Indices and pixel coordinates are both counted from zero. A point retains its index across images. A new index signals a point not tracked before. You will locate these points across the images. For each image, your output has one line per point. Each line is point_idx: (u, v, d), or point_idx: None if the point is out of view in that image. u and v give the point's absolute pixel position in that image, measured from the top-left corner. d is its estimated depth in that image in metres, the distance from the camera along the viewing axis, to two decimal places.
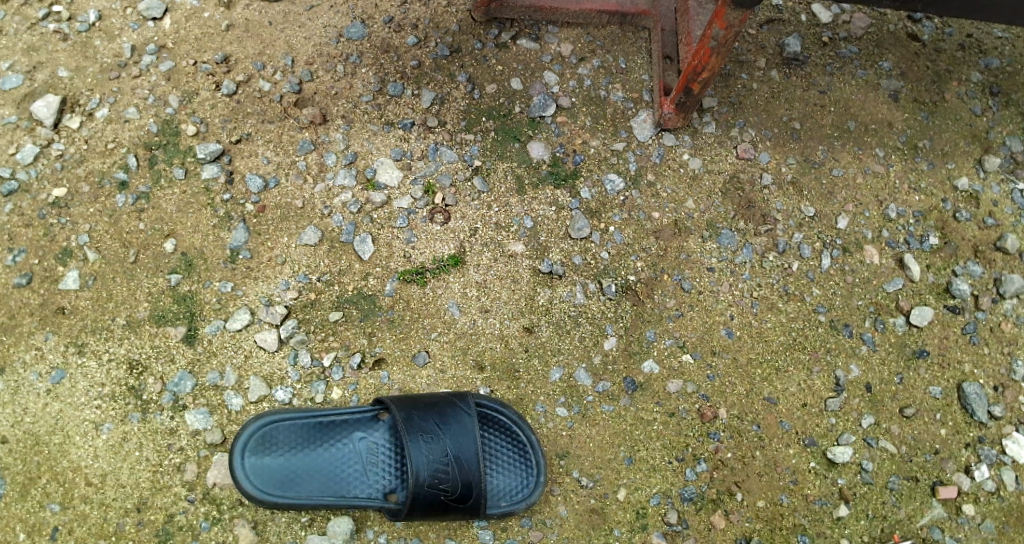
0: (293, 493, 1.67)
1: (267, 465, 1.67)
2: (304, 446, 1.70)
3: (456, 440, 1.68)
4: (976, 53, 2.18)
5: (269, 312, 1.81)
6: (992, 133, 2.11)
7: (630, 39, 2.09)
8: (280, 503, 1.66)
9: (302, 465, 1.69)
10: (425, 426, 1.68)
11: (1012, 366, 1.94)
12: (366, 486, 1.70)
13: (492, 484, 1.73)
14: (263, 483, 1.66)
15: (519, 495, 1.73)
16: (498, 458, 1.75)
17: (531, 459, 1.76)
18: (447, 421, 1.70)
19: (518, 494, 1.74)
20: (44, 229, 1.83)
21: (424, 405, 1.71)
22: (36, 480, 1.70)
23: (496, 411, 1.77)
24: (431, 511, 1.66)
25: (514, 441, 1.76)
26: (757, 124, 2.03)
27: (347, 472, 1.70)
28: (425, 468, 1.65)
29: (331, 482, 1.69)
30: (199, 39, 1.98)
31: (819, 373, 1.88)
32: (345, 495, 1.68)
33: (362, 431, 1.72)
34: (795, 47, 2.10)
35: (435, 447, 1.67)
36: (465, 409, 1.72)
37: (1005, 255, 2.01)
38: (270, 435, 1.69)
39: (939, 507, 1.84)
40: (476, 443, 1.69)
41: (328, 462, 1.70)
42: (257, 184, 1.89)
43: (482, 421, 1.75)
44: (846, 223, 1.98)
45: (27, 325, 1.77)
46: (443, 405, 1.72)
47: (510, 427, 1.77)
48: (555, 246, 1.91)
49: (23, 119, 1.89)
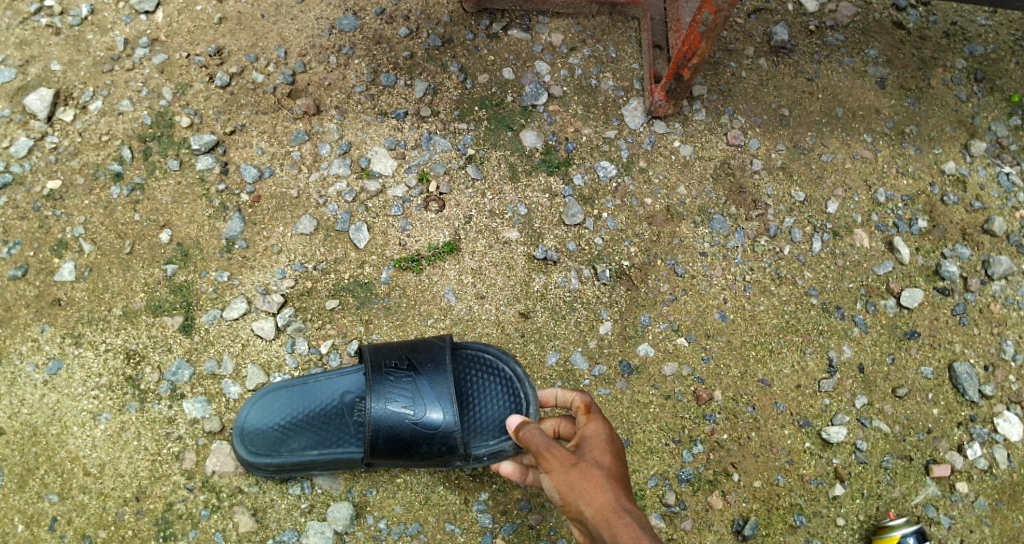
0: (283, 452, 1.66)
1: (259, 429, 1.68)
2: (296, 407, 1.69)
3: (429, 375, 1.62)
4: (960, 40, 2.21)
5: (266, 301, 1.82)
6: (977, 118, 2.15)
7: (620, 28, 2.11)
8: (273, 464, 1.66)
9: (293, 424, 1.67)
10: (391, 359, 1.64)
11: (1002, 346, 1.97)
12: (356, 439, 1.67)
13: (480, 422, 1.65)
14: (255, 446, 1.66)
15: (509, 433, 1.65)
16: (486, 399, 1.66)
17: (520, 393, 1.65)
18: (420, 357, 1.65)
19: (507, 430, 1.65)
20: (39, 221, 1.83)
21: (398, 345, 1.67)
22: (34, 471, 1.69)
23: (481, 350, 1.70)
24: (402, 447, 1.61)
25: (502, 380, 1.67)
26: (747, 111, 2.06)
27: (333, 426, 1.67)
28: (386, 399, 1.60)
29: (324, 437, 1.67)
30: (191, 31, 1.99)
31: (812, 354, 1.90)
32: (332, 449, 1.66)
33: (349, 384, 1.69)
34: (783, 35, 2.13)
35: (401, 379, 1.62)
36: (440, 342, 1.67)
37: (993, 237, 2.04)
38: (264, 401, 1.69)
39: (933, 485, 1.86)
40: (448, 374, 1.63)
41: (317, 418, 1.68)
42: (252, 173, 1.89)
43: (466, 360, 1.69)
44: (836, 207, 2.01)
45: (23, 317, 1.77)
46: (420, 344, 1.67)
47: (496, 365, 1.68)
48: (549, 232, 1.92)
49: (16, 112, 1.89)
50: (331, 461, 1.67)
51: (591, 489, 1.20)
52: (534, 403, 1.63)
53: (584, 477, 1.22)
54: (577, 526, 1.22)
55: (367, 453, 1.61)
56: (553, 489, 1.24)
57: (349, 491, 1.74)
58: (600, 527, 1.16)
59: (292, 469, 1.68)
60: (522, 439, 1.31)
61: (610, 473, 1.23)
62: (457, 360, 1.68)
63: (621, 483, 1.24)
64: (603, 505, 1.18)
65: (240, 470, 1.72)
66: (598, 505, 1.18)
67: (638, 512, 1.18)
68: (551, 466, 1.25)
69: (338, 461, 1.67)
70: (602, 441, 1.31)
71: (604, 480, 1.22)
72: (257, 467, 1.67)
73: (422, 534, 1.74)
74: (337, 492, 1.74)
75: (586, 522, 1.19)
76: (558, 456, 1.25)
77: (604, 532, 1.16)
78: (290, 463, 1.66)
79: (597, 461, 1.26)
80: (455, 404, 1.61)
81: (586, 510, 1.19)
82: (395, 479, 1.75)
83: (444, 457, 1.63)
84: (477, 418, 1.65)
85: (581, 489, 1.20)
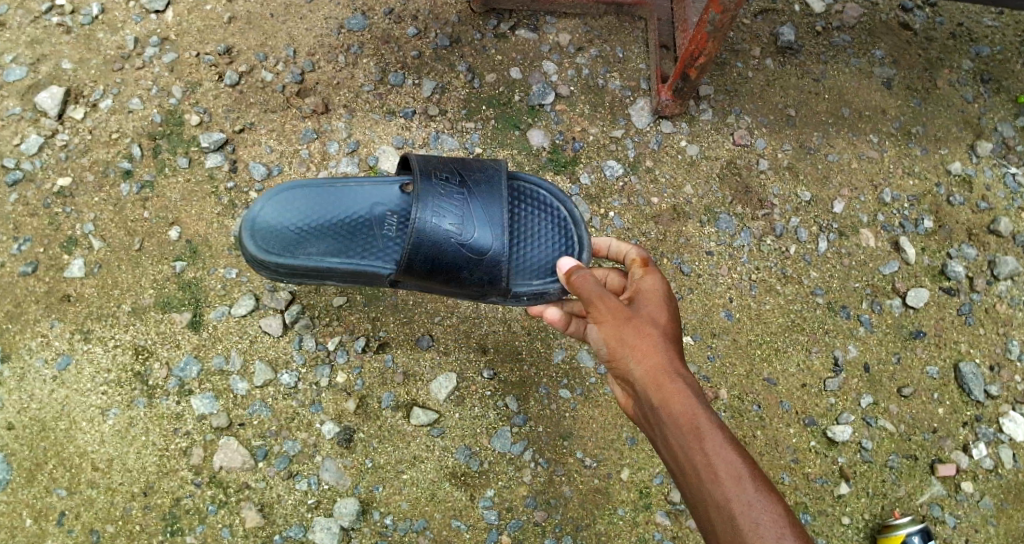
0: (298, 256, 1.48)
1: (273, 226, 1.49)
2: (317, 211, 1.50)
3: (483, 199, 1.49)
4: (967, 42, 2.21)
5: (273, 297, 1.82)
6: (983, 119, 2.15)
7: (627, 29, 2.12)
8: (286, 266, 1.48)
9: (315, 225, 1.49)
10: (441, 172, 1.49)
11: (1007, 346, 1.97)
12: (385, 253, 1.49)
13: (527, 260, 1.52)
14: (266, 243, 1.48)
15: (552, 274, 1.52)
16: (537, 234, 1.54)
17: (572, 234, 1.54)
18: (474, 179, 1.51)
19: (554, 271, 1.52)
20: (49, 218, 1.84)
21: (448, 160, 1.53)
22: (43, 466, 1.71)
23: (534, 187, 1.57)
24: (441, 269, 1.47)
25: (555, 219, 1.55)
26: (753, 111, 2.06)
27: (361, 239, 1.50)
28: (435, 213, 1.45)
29: (347, 241, 1.49)
30: (201, 30, 2.00)
31: (818, 354, 1.90)
32: (356, 259, 1.49)
33: (382, 198, 1.51)
34: (789, 36, 2.14)
35: (451, 196, 1.47)
36: (495, 166, 1.54)
37: (999, 238, 2.04)
38: (282, 197, 1.50)
39: (938, 485, 1.86)
40: (502, 202, 1.50)
41: (341, 226, 1.49)
42: (261, 171, 1.91)
43: (519, 196, 1.55)
44: (842, 207, 2.02)
45: (32, 313, 1.78)
46: (472, 164, 1.54)
47: (550, 203, 1.56)
48: None
49: (28, 110, 1.91)
50: (353, 274, 1.51)
51: (643, 347, 1.25)
52: (587, 247, 1.53)
53: (637, 333, 1.27)
54: (623, 381, 1.29)
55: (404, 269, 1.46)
56: (603, 340, 1.30)
57: (355, 486, 1.75)
58: (648, 390, 1.23)
59: (307, 275, 1.50)
60: (575, 285, 1.35)
61: (665, 332, 1.28)
62: (510, 191, 1.55)
63: (674, 339, 1.29)
64: (654, 367, 1.23)
65: (248, 465, 1.73)
66: (649, 365, 1.24)
67: (688, 376, 1.24)
68: (603, 318, 1.29)
69: (361, 274, 1.50)
70: (656, 296, 1.35)
71: (656, 337, 1.27)
72: (266, 266, 1.49)
73: (428, 530, 1.75)
74: (343, 487, 1.75)
75: (634, 381, 1.25)
76: (612, 307, 1.29)
77: (653, 395, 1.22)
78: (306, 267, 1.48)
79: (651, 317, 1.30)
80: (507, 231, 1.48)
81: (635, 369, 1.25)
82: (401, 475, 1.76)
83: (483, 290, 1.50)
84: (525, 254, 1.52)
85: (633, 346, 1.26)
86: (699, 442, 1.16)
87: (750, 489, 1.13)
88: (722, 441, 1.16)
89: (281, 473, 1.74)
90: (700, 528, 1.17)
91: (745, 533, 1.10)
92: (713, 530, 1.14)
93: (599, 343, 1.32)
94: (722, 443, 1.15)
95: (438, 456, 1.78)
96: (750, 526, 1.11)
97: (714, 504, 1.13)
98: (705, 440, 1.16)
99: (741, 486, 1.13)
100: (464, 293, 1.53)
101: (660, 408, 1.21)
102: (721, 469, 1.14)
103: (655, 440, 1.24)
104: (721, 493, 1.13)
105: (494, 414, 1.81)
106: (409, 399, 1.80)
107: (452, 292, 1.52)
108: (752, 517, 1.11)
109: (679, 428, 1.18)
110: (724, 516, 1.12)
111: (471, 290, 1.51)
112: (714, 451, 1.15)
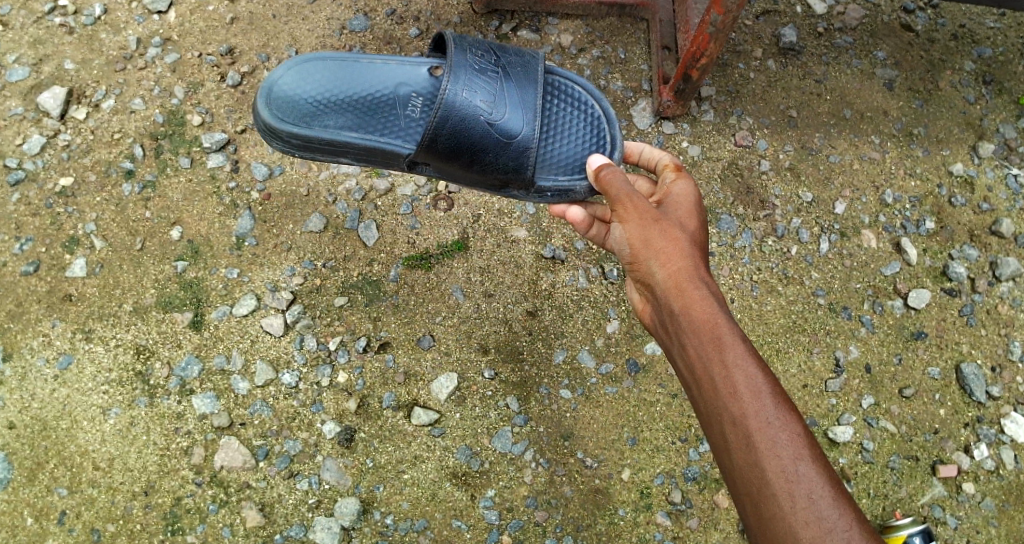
0: (314, 127, 1.43)
1: (291, 95, 1.44)
2: (339, 84, 1.45)
3: (517, 84, 1.45)
4: (969, 43, 2.21)
5: (275, 297, 1.83)
6: (985, 120, 2.15)
7: (629, 30, 2.12)
8: (300, 136, 1.44)
9: (334, 98, 1.44)
10: (477, 50, 1.45)
11: (1009, 347, 1.97)
12: (405, 132, 1.44)
13: (556, 155, 1.46)
14: (282, 113, 1.44)
15: (580, 169, 1.47)
16: (569, 129, 1.48)
17: (605, 133, 1.49)
18: (510, 64, 1.46)
19: (583, 169, 1.47)
20: (51, 218, 1.84)
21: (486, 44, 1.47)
22: (44, 465, 1.71)
23: (569, 82, 1.51)
24: (465, 149, 1.43)
25: (588, 117, 1.49)
26: (755, 112, 2.06)
27: (380, 114, 1.44)
28: (465, 89, 1.41)
29: (366, 116, 1.44)
30: (203, 31, 2.01)
31: (819, 354, 1.90)
32: (374, 135, 1.44)
33: (407, 76, 1.45)
34: (791, 37, 2.14)
35: (485, 73, 1.43)
36: (532, 55, 1.50)
37: (1000, 239, 2.04)
38: (303, 67, 1.46)
39: (939, 486, 1.86)
40: (536, 88, 1.46)
41: (361, 99, 1.44)
42: (262, 171, 1.91)
43: (553, 88, 1.49)
44: (843, 208, 2.02)
45: (34, 312, 1.79)
46: (510, 52, 1.48)
47: (584, 99, 1.50)
48: (557, 231, 1.92)
49: (30, 111, 1.92)
50: (369, 150, 1.46)
51: (668, 251, 1.26)
52: (619, 149, 1.48)
53: (663, 237, 1.28)
54: (644, 286, 1.30)
55: (425, 147, 1.42)
56: (627, 240, 1.31)
57: (356, 486, 1.75)
58: (670, 295, 1.23)
59: (320, 148, 1.46)
60: (605, 181, 1.36)
61: (690, 237, 1.29)
62: (546, 82, 1.49)
63: (698, 247, 1.29)
64: (678, 272, 1.24)
65: (249, 465, 1.73)
66: (671, 268, 1.25)
67: (712, 284, 1.23)
68: (630, 216, 1.31)
69: (377, 152, 1.46)
70: (685, 206, 1.36)
71: (683, 242, 1.27)
72: (279, 136, 1.45)
73: (429, 530, 1.75)
74: (344, 487, 1.75)
75: (656, 285, 1.26)
76: (639, 207, 1.31)
77: (674, 301, 1.22)
78: (320, 139, 1.44)
79: (678, 224, 1.31)
80: (538, 117, 1.44)
81: (658, 272, 1.26)
82: (401, 475, 1.76)
83: (506, 178, 1.46)
84: (555, 148, 1.46)
85: (658, 249, 1.27)
86: (719, 353, 1.15)
87: (769, 406, 1.11)
88: (744, 353, 1.15)
89: (282, 472, 1.74)
90: (711, 441, 1.16)
91: (759, 449, 1.09)
92: (725, 444, 1.13)
93: (621, 245, 1.33)
94: (744, 355, 1.14)
95: (439, 456, 1.77)
96: (765, 442, 1.09)
97: (729, 417, 1.12)
98: (726, 351, 1.15)
99: (760, 402, 1.11)
100: (485, 181, 1.48)
101: (680, 314, 1.21)
102: (739, 381, 1.13)
103: (672, 348, 1.24)
104: (738, 407, 1.12)
105: (495, 414, 1.81)
106: (410, 398, 1.80)
107: (471, 178, 1.48)
108: (768, 433, 1.10)
109: (699, 336, 1.17)
110: (738, 430, 1.11)
111: (494, 178, 1.47)
112: (734, 362, 1.14)
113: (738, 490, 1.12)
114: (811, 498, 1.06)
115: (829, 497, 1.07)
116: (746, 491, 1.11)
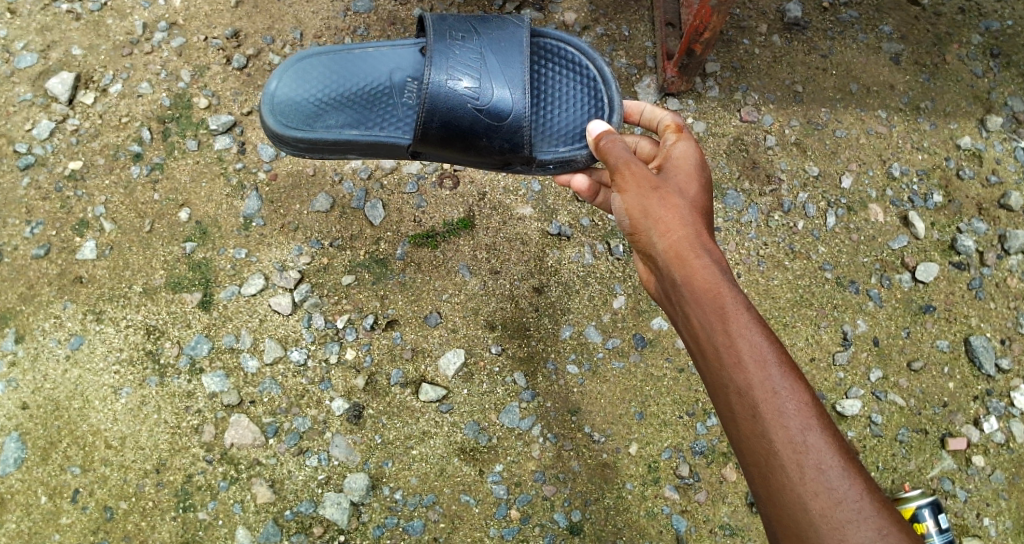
0: (317, 128, 1.46)
1: (290, 100, 1.47)
2: (334, 82, 1.48)
3: (502, 58, 1.46)
4: (976, 16, 2.20)
5: (283, 277, 1.84)
6: (993, 93, 2.13)
7: (633, 7, 2.11)
8: (305, 140, 1.47)
9: (330, 96, 1.47)
10: (458, 31, 1.47)
11: (1018, 320, 1.96)
12: (402, 122, 1.47)
13: (555, 126, 1.49)
14: (286, 118, 1.47)
15: (580, 138, 1.49)
16: (566, 97, 1.50)
17: (602, 95, 1.51)
18: (495, 38, 1.48)
19: (583, 136, 1.48)
20: (61, 202, 1.86)
21: (469, 20, 1.49)
22: (57, 444, 1.73)
23: (561, 43, 1.53)
24: (459, 135, 1.45)
25: (583, 79, 1.52)
26: (760, 88, 2.05)
27: (377, 108, 1.47)
28: (449, 75, 1.43)
29: (363, 113, 1.47)
30: (208, 15, 2.01)
31: (826, 328, 1.90)
32: (375, 131, 1.47)
33: (398, 63, 1.48)
34: (796, 12, 2.12)
35: (468, 56, 1.45)
36: (516, 23, 1.50)
37: (1009, 212, 2.03)
38: (299, 69, 1.49)
39: (949, 458, 1.86)
40: (522, 61, 1.47)
41: (358, 94, 1.47)
42: (269, 153, 1.92)
43: (545, 54, 1.52)
44: (850, 182, 2.01)
45: (46, 294, 1.81)
46: (495, 23, 1.50)
47: (579, 61, 1.52)
48: (563, 208, 1.93)
49: (39, 96, 1.93)
50: (372, 146, 1.48)
51: (667, 220, 1.26)
52: (618, 110, 1.50)
53: (662, 205, 1.27)
54: (646, 256, 1.30)
55: (421, 138, 1.45)
56: (626, 209, 1.31)
57: (365, 462, 1.76)
58: (671, 265, 1.22)
59: (327, 149, 1.49)
60: (604, 150, 1.37)
61: (690, 204, 1.29)
62: (535, 49, 1.52)
63: (701, 215, 1.29)
64: (678, 241, 1.23)
65: (259, 442, 1.75)
66: (672, 238, 1.24)
67: (714, 251, 1.22)
68: (628, 185, 1.32)
69: (379, 146, 1.48)
70: (685, 171, 1.36)
71: (682, 209, 1.27)
72: (287, 142, 1.48)
73: (437, 504, 1.76)
74: (353, 463, 1.76)
75: (657, 255, 1.25)
76: (637, 175, 1.31)
77: (675, 272, 1.21)
78: (326, 140, 1.47)
79: (677, 189, 1.31)
80: (527, 90, 1.45)
81: (659, 242, 1.25)
82: (410, 451, 1.77)
83: (506, 158, 1.48)
84: (550, 118, 1.50)
85: (657, 219, 1.26)
86: (723, 324, 1.14)
87: (776, 375, 1.10)
88: (749, 322, 1.13)
89: (291, 449, 1.75)
90: (720, 412, 1.15)
91: (766, 420, 1.08)
92: (732, 415, 1.12)
93: (622, 216, 1.33)
94: (749, 324, 1.13)
95: (446, 432, 1.78)
96: (772, 412, 1.08)
97: (735, 388, 1.11)
98: (731, 322, 1.13)
99: (766, 373, 1.10)
100: (488, 164, 1.51)
101: (683, 285, 1.20)
102: (745, 352, 1.12)
103: (677, 319, 1.24)
104: (744, 378, 1.10)
105: (502, 390, 1.81)
106: (417, 375, 1.81)
107: (473, 162, 1.51)
108: (775, 403, 1.08)
109: (702, 306, 1.16)
110: (745, 401, 1.10)
111: (493, 159, 1.49)
112: (739, 332, 1.13)
113: (745, 459, 1.12)
114: (820, 468, 1.06)
115: (838, 467, 1.06)
116: (754, 462, 1.10)
